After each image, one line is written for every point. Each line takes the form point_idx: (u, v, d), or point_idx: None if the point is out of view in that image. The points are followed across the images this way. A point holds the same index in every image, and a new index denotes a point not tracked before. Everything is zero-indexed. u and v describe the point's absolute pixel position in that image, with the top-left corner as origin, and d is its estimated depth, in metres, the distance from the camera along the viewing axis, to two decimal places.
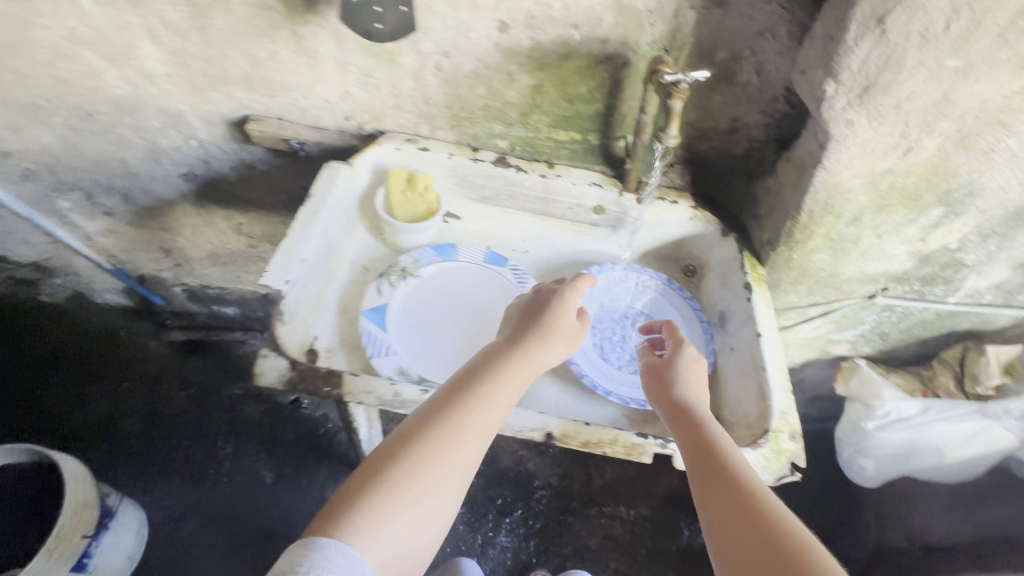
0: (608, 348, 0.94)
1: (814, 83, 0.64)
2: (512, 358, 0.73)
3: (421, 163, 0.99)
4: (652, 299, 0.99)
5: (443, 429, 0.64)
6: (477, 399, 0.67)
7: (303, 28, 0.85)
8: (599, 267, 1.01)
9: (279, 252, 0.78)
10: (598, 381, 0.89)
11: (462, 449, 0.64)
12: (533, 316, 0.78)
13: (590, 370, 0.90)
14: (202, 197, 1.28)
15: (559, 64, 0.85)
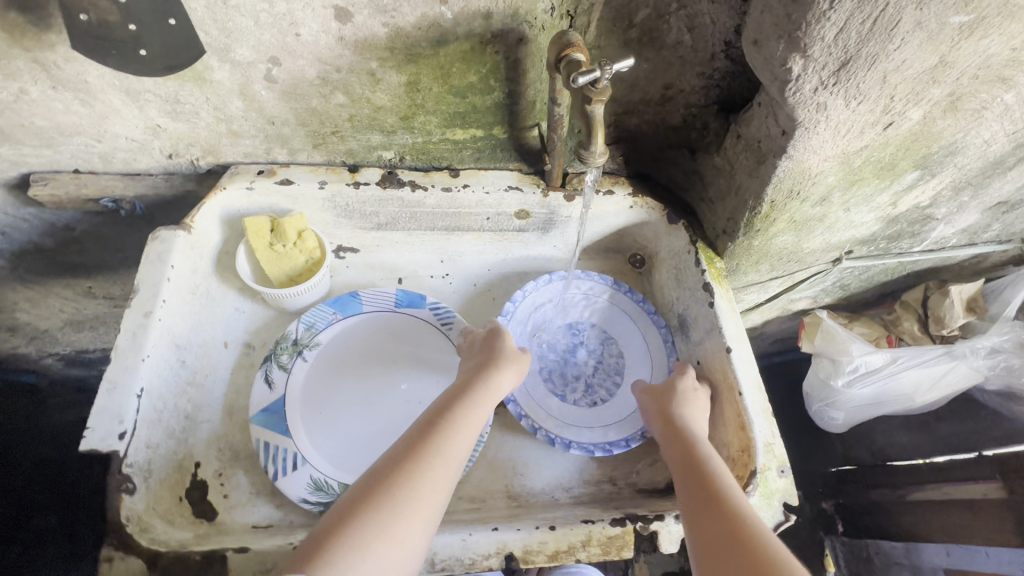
0: (559, 383, 0.81)
1: (773, 58, 0.47)
2: (484, 385, 0.65)
3: (287, 200, 0.76)
4: (602, 309, 0.85)
5: (418, 461, 0.54)
6: (450, 426, 0.58)
7: (47, 54, 0.57)
8: (536, 282, 0.84)
9: (103, 392, 0.57)
10: (556, 432, 0.76)
11: (440, 483, 0.54)
12: (497, 341, 0.71)
13: (544, 418, 0.77)
14: (21, 269, 0.98)
15: (434, 52, 0.63)
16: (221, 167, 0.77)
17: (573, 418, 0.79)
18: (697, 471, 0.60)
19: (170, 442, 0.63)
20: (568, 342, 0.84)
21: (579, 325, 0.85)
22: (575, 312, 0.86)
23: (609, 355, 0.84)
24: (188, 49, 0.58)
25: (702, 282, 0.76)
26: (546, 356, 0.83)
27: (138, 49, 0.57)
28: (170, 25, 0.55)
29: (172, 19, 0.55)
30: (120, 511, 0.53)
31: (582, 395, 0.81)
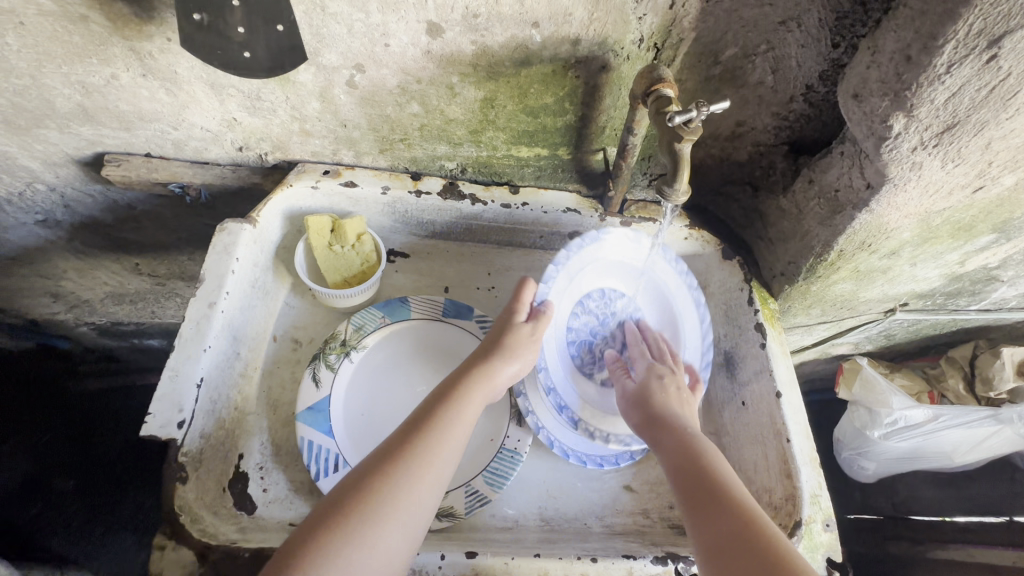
0: (585, 360, 0.78)
1: (876, 114, 0.50)
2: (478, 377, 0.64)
3: (349, 202, 0.77)
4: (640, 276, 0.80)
5: (407, 457, 0.54)
6: (436, 430, 0.58)
7: (145, 44, 0.59)
8: (610, 234, 0.75)
9: (165, 379, 0.58)
10: (594, 423, 0.74)
11: (422, 491, 0.53)
12: (495, 331, 0.70)
13: (576, 405, 0.75)
14: (75, 241, 1.01)
15: (516, 72, 0.63)
16: (288, 162, 0.78)
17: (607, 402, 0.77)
18: (696, 474, 0.57)
19: (221, 431, 0.63)
20: (601, 313, 0.80)
21: (614, 293, 0.80)
22: (613, 278, 0.79)
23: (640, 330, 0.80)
24: (291, 55, 0.57)
25: (755, 322, 0.76)
26: (577, 330, 0.78)
27: (243, 52, 0.55)
28: (276, 30, 0.55)
29: (279, 25, 0.54)
30: (174, 500, 0.55)
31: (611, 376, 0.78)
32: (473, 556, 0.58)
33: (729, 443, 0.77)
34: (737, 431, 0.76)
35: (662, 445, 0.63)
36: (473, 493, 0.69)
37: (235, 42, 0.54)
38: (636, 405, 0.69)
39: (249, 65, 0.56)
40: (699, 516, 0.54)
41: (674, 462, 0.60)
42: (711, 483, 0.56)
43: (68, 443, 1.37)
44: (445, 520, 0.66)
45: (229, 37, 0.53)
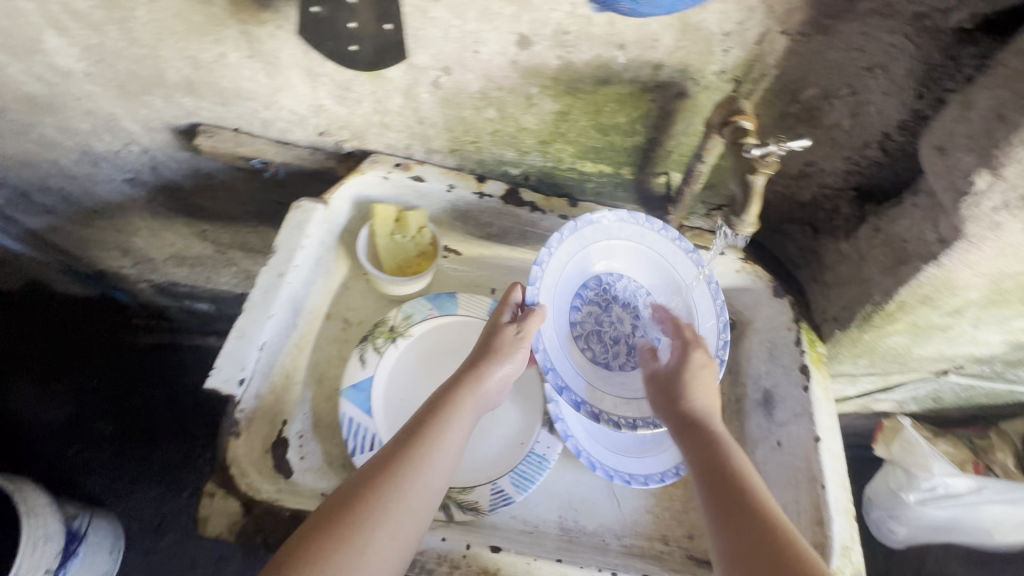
0: (595, 347, 0.76)
1: (961, 169, 0.51)
2: (467, 383, 0.63)
3: (415, 195, 0.80)
4: (632, 257, 0.79)
5: (398, 471, 0.55)
6: (427, 436, 0.58)
7: (257, 29, 0.63)
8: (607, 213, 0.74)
9: (231, 337, 0.61)
10: (618, 413, 0.73)
11: (412, 499, 0.54)
12: (485, 334, 0.68)
13: (598, 399, 0.73)
14: (154, 201, 1.09)
15: (594, 89, 0.65)
16: (363, 151, 0.82)
17: (625, 389, 0.76)
18: (721, 474, 0.58)
19: (271, 395, 0.67)
20: (602, 301, 0.78)
21: (607, 278, 0.79)
22: (605, 263, 0.78)
23: (645, 309, 0.79)
24: (393, 51, 0.61)
25: (800, 363, 0.75)
26: (580, 323, 0.76)
27: (351, 45, 0.60)
28: (385, 28, 0.59)
29: (387, 24, 0.59)
30: (226, 454, 0.60)
31: (623, 360, 0.77)
32: (498, 551, 0.61)
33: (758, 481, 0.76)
34: (768, 471, 0.75)
35: (689, 443, 0.63)
36: (498, 491, 0.70)
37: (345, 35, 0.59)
38: (663, 391, 0.68)
39: (354, 59, 0.61)
40: (725, 525, 0.54)
41: (703, 460, 0.60)
42: (734, 493, 0.56)
43: (113, 390, 1.50)
44: (469, 513, 0.67)
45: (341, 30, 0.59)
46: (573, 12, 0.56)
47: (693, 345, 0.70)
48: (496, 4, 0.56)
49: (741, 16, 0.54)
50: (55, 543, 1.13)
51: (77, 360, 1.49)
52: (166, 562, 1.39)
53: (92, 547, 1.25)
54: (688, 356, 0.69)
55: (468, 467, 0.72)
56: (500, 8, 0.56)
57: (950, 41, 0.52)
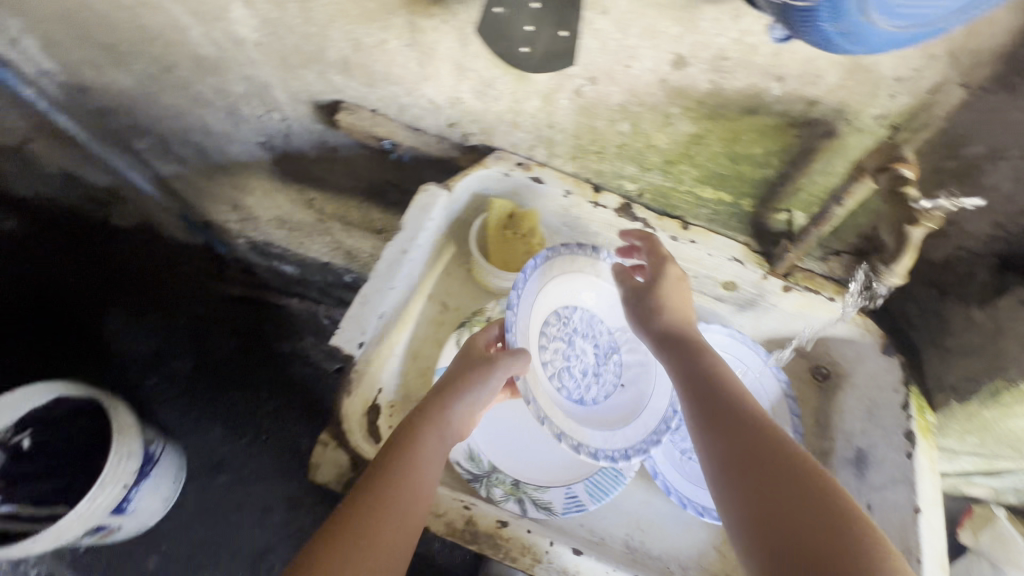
0: (569, 384, 0.75)
1: None
2: (433, 418, 0.61)
3: (530, 194, 0.82)
4: (583, 288, 0.79)
5: (368, 514, 0.53)
6: (394, 484, 0.56)
7: (423, 21, 0.68)
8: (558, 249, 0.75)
9: (356, 304, 0.67)
10: (612, 447, 0.70)
11: (382, 549, 0.52)
12: (452, 367, 0.67)
13: (591, 437, 0.70)
14: (277, 166, 1.17)
15: (738, 117, 0.65)
16: (486, 146, 0.86)
17: (609, 421, 0.73)
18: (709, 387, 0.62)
19: (378, 361, 0.72)
20: (564, 336, 0.77)
21: (566, 311, 0.78)
22: (561, 298, 0.77)
23: (601, 336, 0.80)
24: (559, 60, 0.62)
25: (905, 428, 0.71)
26: (549, 361, 0.74)
27: (522, 47, 0.62)
28: (559, 35, 0.60)
29: (562, 31, 0.60)
30: (341, 410, 0.66)
31: (595, 392, 0.76)
32: (579, 554, 0.64)
33: None
34: None
35: (675, 359, 0.66)
36: (571, 497, 0.71)
37: (520, 37, 0.61)
38: (639, 314, 0.71)
39: (523, 61, 0.63)
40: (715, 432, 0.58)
41: (684, 373, 0.64)
42: (727, 406, 0.59)
43: (196, 333, 1.61)
44: (542, 512, 0.68)
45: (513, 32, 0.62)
46: (740, 39, 0.56)
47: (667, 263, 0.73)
48: (663, 23, 0.57)
49: (920, 63, 0.52)
50: (134, 461, 1.22)
51: (166, 300, 1.62)
52: (218, 501, 1.46)
53: (161, 470, 1.34)
54: (665, 275, 0.72)
55: (540, 466, 0.73)
56: (667, 27, 0.57)
57: None
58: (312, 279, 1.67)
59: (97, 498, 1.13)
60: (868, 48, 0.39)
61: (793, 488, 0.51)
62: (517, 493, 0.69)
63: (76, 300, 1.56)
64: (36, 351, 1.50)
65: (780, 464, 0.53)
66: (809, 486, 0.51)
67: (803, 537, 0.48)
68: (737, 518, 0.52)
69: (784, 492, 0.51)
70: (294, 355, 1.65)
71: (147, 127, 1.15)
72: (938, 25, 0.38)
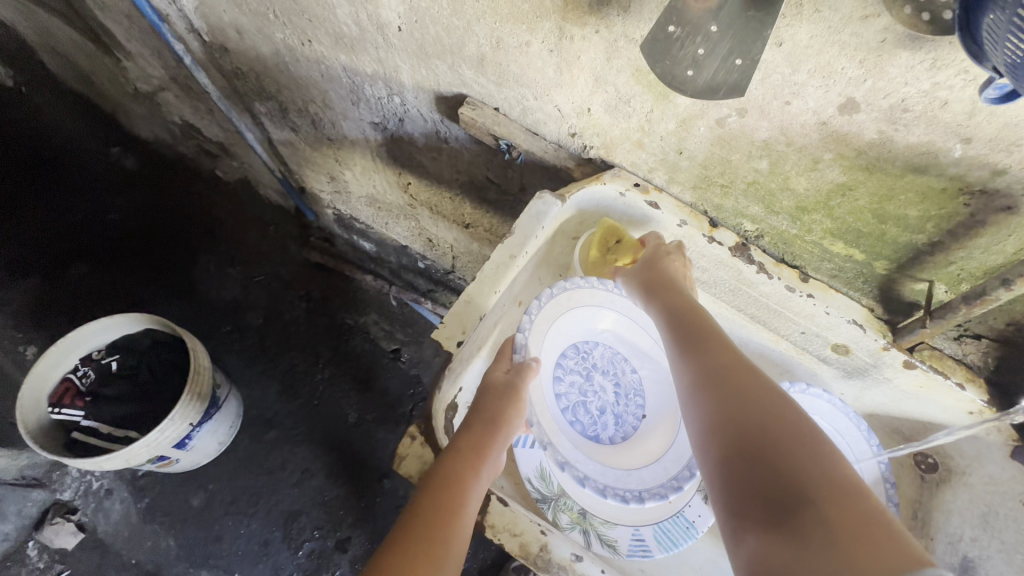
0: (584, 418, 0.75)
1: None
2: (466, 453, 0.60)
3: (642, 218, 0.80)
4: (605, 326, 0.79)
5: (416, 556, 0.52)
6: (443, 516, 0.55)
7: (574, 28, 0.66)
8: (580, 281, 0.75)
9: (460, 302, 0.68)
10: (623, 485, 0.68)
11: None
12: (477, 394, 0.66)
13: (600, 474, 0.69)
14: (383, 147, 1.20)
15: (900, 174, 0.59)
16: (604, 162, 0.83)
17: (622, 462, 0.72)
18: (683, 320, 0.65)
19: (465, 361, 0.69)
20: (582, 369, 0.77)
21: (584, 345, 0.78)
22: (580, 333, 0.77)
23: (623, 374, 0.78)
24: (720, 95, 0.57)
25: None
26: (563, 394, 0.75)
27: (690, 69, 0.56)
28: (734, 63, 0.55)
29: (738, 59, 0.54)
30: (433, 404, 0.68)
31: (611, 430, 0.76)
32: None
33: None
34: None
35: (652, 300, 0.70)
36: (639, 540, 0.67)
37: (689, 58, 0.56)
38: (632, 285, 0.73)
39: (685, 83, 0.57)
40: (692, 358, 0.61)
41: (670, 312, 0.67)
42: (697, 335, 0.63)
43: (272, 292, 1.68)
44: (606, 549, 0.66)
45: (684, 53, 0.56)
46: (930, 91, 0.51)
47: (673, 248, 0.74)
48: (843, 63, 0.53)
49: None
50: (202, 402, 1.29)
51: (250, 255, 1.71)
52: (264, 455, 1.52)
53: (221, 415, 1.41)
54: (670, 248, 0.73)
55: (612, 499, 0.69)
56: (846, 68, 0.53)
57: None
58: (388, 259, 1.71)
59: (165, 431, 1.19)
60: None
61: (756, 403, 0.53)
62: (584, 523, 0.67)
63: (174, 241, 1.67)
64: (130, 279, 1.60)
65: (747, 385, 0.55)
66: (772, 401, 0.53)
67: (761, 439, 0.50)
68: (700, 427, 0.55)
69: (749, 406, 0.53)
70: (358, 329, 1.69)
71: (272, 93, 1.21)
72: None
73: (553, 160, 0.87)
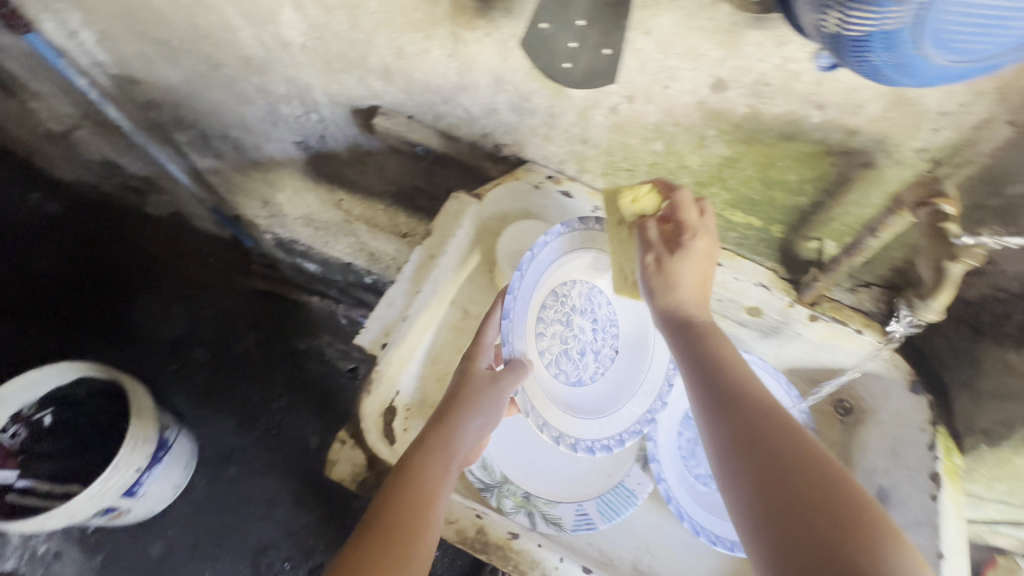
0: (568, 367, 0.73)
1: None
2: (440, 445, 0.60)
3: (561, 208, 0.83)
4: (580, 262, 0.74)
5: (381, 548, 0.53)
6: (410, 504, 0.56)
7: (466, 33, 0.69)
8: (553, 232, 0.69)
9: (380, 304, 0.71)
10: (605, 434, 0.72)
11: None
12: (455, 387, 0.65)
13: (586, 430, 0.71)
14: (310, 165, 1.20)
15: (774, 143, 0.65)
16: (517, 157, 0.87)
17: (602, 405, 0.74)
18: (713, 364, 0.56)
19: (397, 363, 0.72)
20: (563, 317, 0.72)
21: (564, 289, 0.73)
22: (558, 277, 0.72)
23: (600, 309, 0.76)
24: (602, 77, 0.63)
25: (930, 470, 0.70)
26: (546, 348, 0.71)
27: (567, 62, 0.63)
28: (602, 53, 0.61)
29: (607, 49, 0.61)
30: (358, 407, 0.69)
31: (592, 370, 0.74)
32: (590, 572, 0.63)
33: None
34: None
35: (677, 338, 0.59)
36: (582, 514, 0.70)
37: (564, 52, 0.62)
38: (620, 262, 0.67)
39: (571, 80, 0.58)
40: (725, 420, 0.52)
41: (691, 354, 0.57)
42: (729, 384, 0.54)
43: (217, 324, 1.64)
44: (552, 527, 0.68)
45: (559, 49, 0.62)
46: (782, 65, 0.56)
47: (700, 228, 0.62)
48: (705, 46, 0.57)
49: (966, 99, 0.52)
50: (149, 446, 1.23)
51: (190, 290, 1.65)
52: (226, 492, 1.47)
53: (173, 457, 1.36)
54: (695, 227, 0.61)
55: (553, 480, 0.72)
56: (709, 50, 0.58)
57: None
58: (333, 277, 1.65)
59: (109, 482, 1.14)
60: (921, 81, 0.39)
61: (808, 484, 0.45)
62: (528, 506, 0.69)
63: (107, 284, 1.60)
64: (64, 330, 1.53)
65: (792, 453, 0.47)
66: (826, 475, 0.45)
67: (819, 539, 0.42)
68: (741, 512, 0.47)
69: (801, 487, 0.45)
70: (311, 352, 1.66)
71: (190, 121, 1.19)
72: (1000, 59, 0.36)
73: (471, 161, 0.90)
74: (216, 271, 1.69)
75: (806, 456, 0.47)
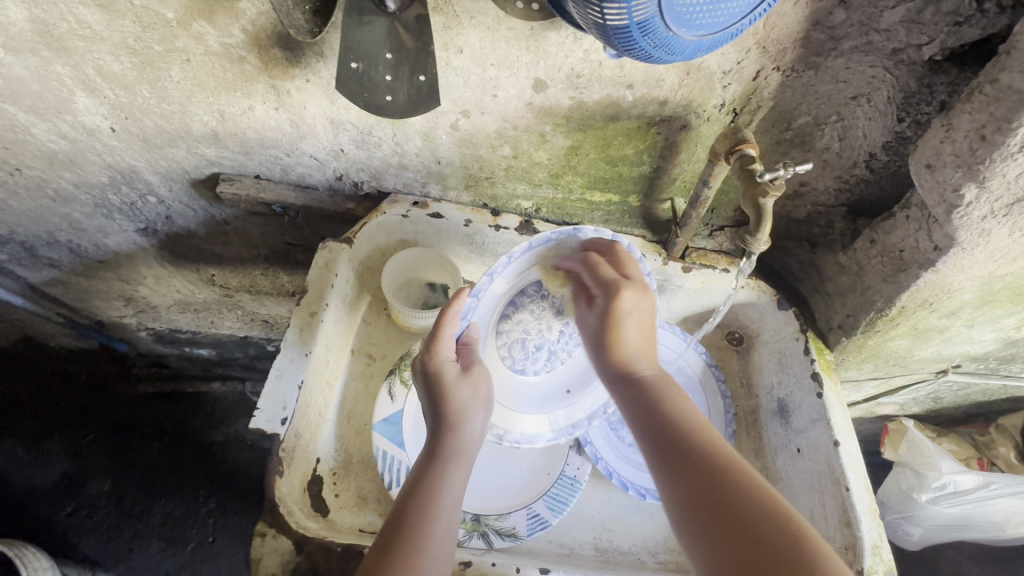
0: (518, 355, 0.72)
1: (928, 189, 0.60)
2: (449, 422, 0.62)
3: (434, 229, 0.83)
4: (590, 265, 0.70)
5: (423, 511, 0.54)
6: (444, 479, 0.58)
7: (286, 83, 0.67)
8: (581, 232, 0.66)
9: (271, 379, 0.66)
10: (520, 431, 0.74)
11: (442, 538, 0.54)
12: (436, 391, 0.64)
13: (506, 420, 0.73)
14: (164, 249, 1.10)
15: (604, 125, 0.70)
16: (379, 190, 0.86)
17: (534, 401, 0.75)
18: (659, 420, 0.55)
19: (307, 430, 0.70)
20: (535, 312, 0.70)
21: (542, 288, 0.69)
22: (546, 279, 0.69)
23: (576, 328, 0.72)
24: (426, 102, 0.62)
25: (811, 371, 0.79)
26: (506, 332, 0.71)
27: (387, 95, 0.60)
28: (419, 80, 0.60)
29: (421, 75, 0.60)
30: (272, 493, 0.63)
31: (542, 366, 0.74)
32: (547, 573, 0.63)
33: (779, 482, 0.81)
34: (790, 477, 0.79)
35: (631, 395, 0.59)
36: (533, 516, 0.71)
37: (382, 84, 0.60)
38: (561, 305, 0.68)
39: (389, 108, 0.61)
40: (676, 489, 0.50)
41: (642, 417, 0.57)
42: (679, 436, 0.53)
43: (107, 446, 1.42)
44: (508, 540, 0.69)
45: (379, 83, 0.59)
46: (587, 57, 0.61)
47: (623, 282, 0.63)
48: (515, 53, 0.61)
49: (738, 57, 0.60)
50: None
51: (63, 417, 1.39)
52: None
53: None
54: (617, 282, 0.62)
55: (501, 493, 0.73)
56: (520, 56, 0.61)
57: (924, 71, 0.58)
58: (233, 357, 1.50)
59: None
60: (685, 56, 0.45)
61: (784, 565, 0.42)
62: (480, 527, 0.69)
63: None
64: None
65: (744, 504, 0.46)
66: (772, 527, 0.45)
67: None
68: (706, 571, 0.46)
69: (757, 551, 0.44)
70: (228, 441, 1.52)
71: (5, 236, 1.02)
72: (734, 27, 0.43)
73: (331, 207, 0.87)
74: (88, 387, 1.43)
75: (749, 512, 0.46)
